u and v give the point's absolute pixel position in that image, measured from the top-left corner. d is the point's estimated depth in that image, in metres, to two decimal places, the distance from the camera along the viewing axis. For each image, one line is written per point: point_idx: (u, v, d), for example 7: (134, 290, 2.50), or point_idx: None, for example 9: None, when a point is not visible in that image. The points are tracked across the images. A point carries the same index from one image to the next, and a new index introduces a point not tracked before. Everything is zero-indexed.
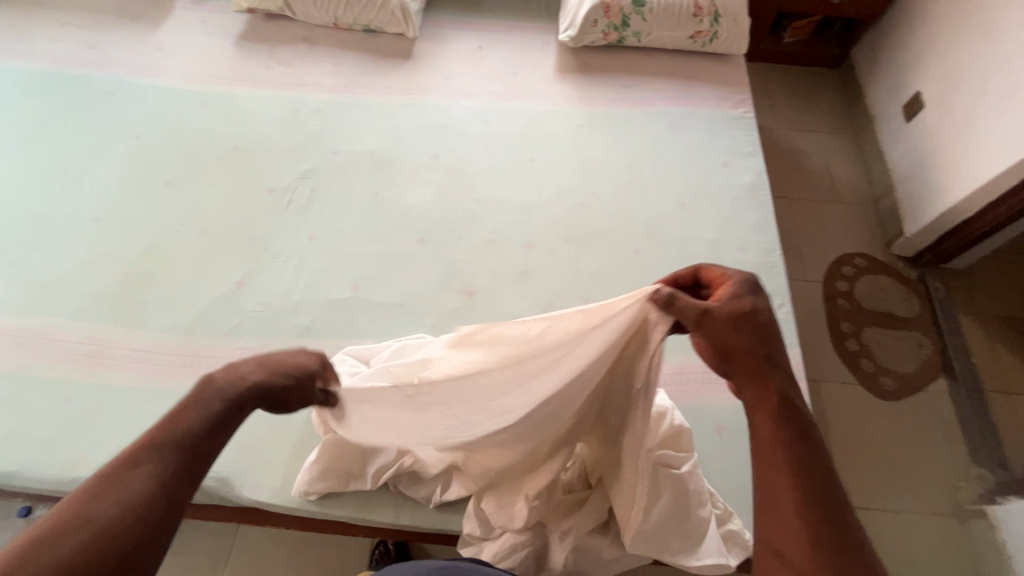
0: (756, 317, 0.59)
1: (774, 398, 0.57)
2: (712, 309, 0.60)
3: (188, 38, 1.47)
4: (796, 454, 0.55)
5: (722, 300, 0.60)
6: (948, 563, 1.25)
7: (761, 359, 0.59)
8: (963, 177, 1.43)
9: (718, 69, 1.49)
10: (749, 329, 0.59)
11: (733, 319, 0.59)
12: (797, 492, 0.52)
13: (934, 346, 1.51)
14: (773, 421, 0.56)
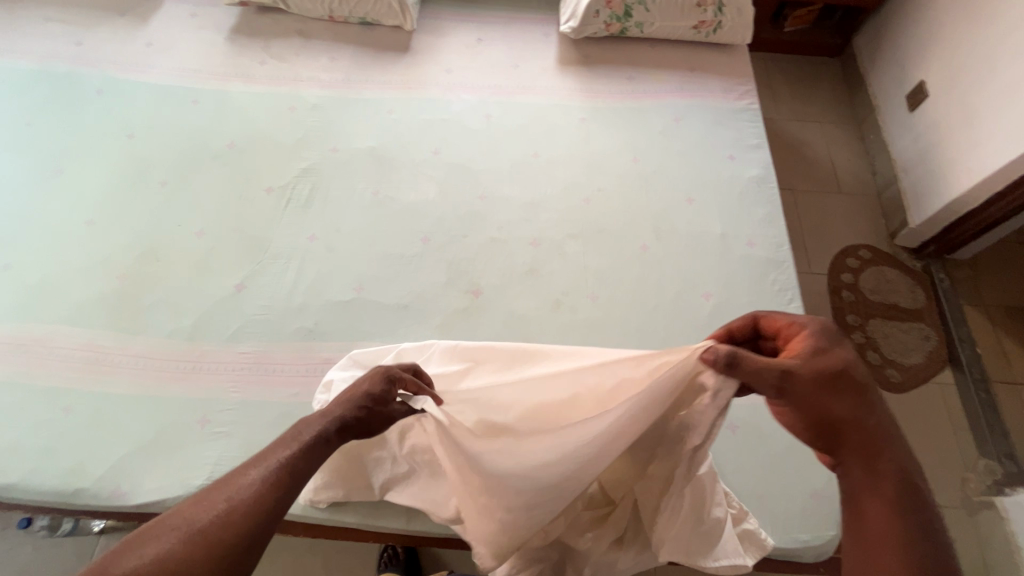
0: (841, 372, 0.61)
1: (873, 456, 0.60)
2: (796, 368, 0.60)
3: (179, 33, 1.42)
4: (904, 517, 0.56)
5: (804, 358, 0.61)
6: (958, 555, 1.25)
7: (857, 415, 0.61)
8: (969, 167, 1.42)
9: (722, 59, 1.47)
10: (835, 386, 0.60)
11: (819, 379, 0.60)
12: (905, 551, 0.54)
13: (939, 337, 1.51)
14: (878, 481, 0.58)
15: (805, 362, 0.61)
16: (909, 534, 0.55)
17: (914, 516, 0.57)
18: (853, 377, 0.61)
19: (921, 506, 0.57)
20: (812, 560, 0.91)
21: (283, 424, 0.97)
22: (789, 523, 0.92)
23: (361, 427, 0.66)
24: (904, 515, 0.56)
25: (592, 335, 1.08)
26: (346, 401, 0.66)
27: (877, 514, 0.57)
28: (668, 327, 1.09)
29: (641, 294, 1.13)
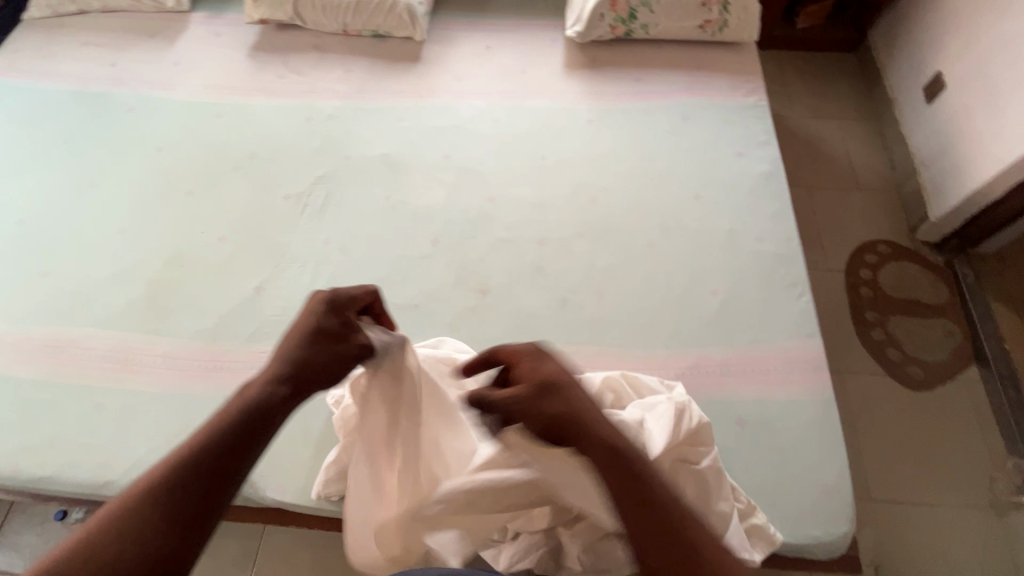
0: (541, 387, 0.68)
1: (603, 463, 0.65)
2: (528, 386, 0.68)
3: (203, 52, 1.50)
4: (633, 493, 0.63)
5: (526, 381, 0.69)
6: (986, 557, 1.21)
7: (587, 434, 0.66)
8: (989, 158, 1.38)
9: (729, 57, 1.47)
10: (547, 398, 0.68)
11: (532, 391, 0.68)
12: (652, 551, 0.60)
13: (964, 333, 1.46)
14: (632, 490, 0.63)
15: (529, 383, 0.69)
16: (642, 503, 0.62)
17: (642, 486, 0.63)
18: (572, 383, 0.69)
19: (651, 475, 0.64)
20: (825, 557, 0.90)
21: (298, 420, 1.01)
22: (800, 518, 0.91)
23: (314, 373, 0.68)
24: (636, 489, 0.63)
25: (599, 331, 1.09)
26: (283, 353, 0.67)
27: (620, 489, 0.63)
28: (675, 323, 1.10)
29: (647, 291, 1.13)
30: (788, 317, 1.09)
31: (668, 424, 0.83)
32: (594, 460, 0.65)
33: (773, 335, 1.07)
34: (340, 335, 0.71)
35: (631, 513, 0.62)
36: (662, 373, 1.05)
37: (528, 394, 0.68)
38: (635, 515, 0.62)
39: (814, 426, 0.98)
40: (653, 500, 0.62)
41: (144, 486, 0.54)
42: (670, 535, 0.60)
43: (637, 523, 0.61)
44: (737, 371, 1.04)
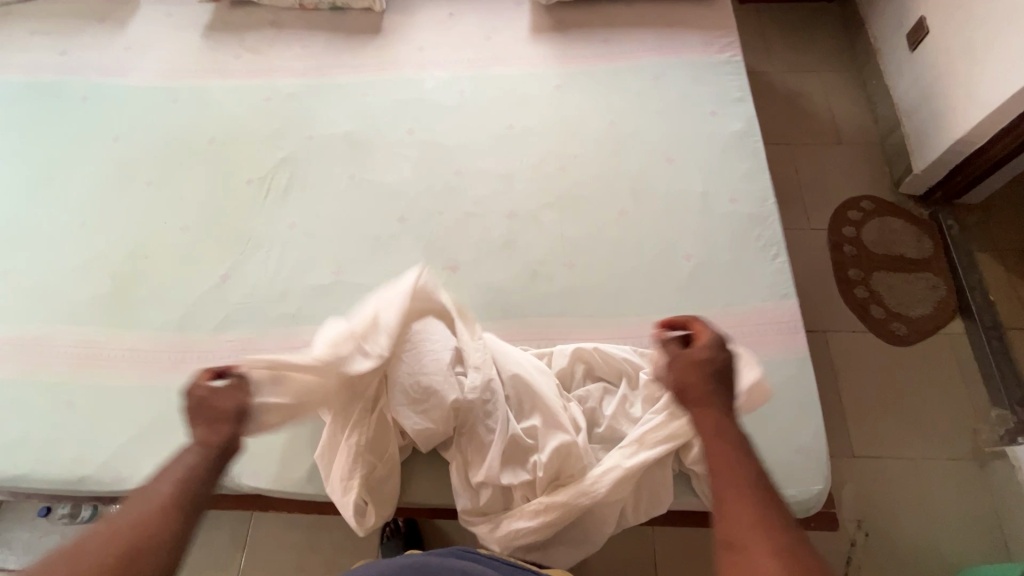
0: (718, 352, 0.71)
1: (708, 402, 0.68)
2: (687, 352, 0.71)
3: (155, 34, 1.45)
4: (715, 448, 0.64)
5: (694, 349, 0.71)
6: (966, 507, 1.22)
7: (723, 372, 0.70)
8: (973, 104, 1.33)
9: (701, 12, 1.42)
10: (700, 367, 0.70)
11: (696, 360, 0.70)
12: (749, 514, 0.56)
13: (948, 286, 1.44)
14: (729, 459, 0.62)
15: (693, 347, 0.72)
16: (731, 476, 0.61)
17: (729, 445, 0.63)
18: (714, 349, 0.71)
19: (743, 441, 0.64)
20: (800, 515, 0.90)
21: None
22: (773, 480, 0.91)
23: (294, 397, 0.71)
24: (717, 449, 0.63)
25: (571, 303, 1.07)
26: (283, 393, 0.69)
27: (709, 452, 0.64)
28: (647, 290, 1.08)
29: (618, 260, 1.11)
30: (762, 278, 1.07)
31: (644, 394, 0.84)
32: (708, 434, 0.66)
33: (747, 297, 1.05)
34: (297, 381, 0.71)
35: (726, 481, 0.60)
36: (635, 341, 1.03)
37: (681, 356, 0.72)
38: (716, 473, 0.62)
39: (789, 388, 0.97)
40: (733, 462, 0.62)
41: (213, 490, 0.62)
42: (750, 492, 0.59)
43: (716, 488, 0.60)
44: None
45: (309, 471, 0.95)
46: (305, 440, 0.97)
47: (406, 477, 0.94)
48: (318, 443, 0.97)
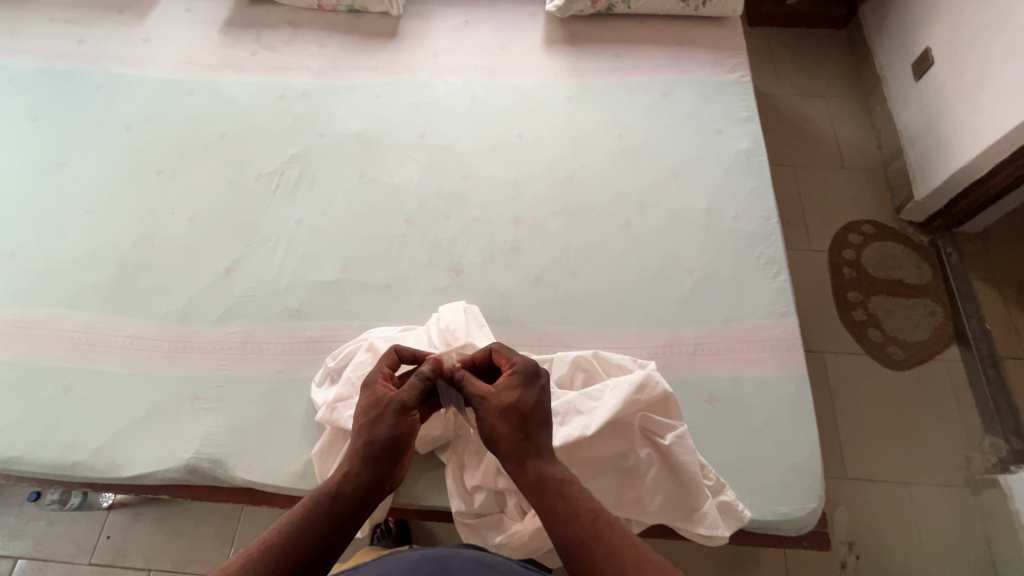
0: (523, 393, 0.75)
1: (512, 442, 0.73)
2: (489, 399, 0.76)
3: (174, 28, 1.46)
4: (549, 507, 0.69)
5: (498, 392, 0.76)
6: (958, 536, 1.22)
7: (524, 420, 0.74)
8: (975, 135, 1.35)
9: (712, 32, 1.44)
10: (511, 412, 0.74)
11: (503, 405, 0.75)
12: (577, 535, 0.66)
13: (946, 313, 1.45)
14: (544, 498, 0.70)
15: (500, 387, 0.76)
16: (555, 511, 0.68)
17: (558, 501, 0.69)
18: (536, 410, 0.75)
19: (566, 490, 0.70)
20: (792, 532, 0.90)
21: (269, 400, 1.00)
22: (769, 495, 0.91)
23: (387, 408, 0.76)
24: (551, 507, 0.69)
25: (574, 310, 1.08)
26: (391, 407, 0.75)
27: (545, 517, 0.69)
28: (649, 302, 1.08)
29: (622, 270, 1.12)
30: (764, 295, 1.08)
31: (627, 390, 0.86)
32: (526, 476, 0.71)
33: (747, 314, 1.06)
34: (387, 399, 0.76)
35: (552, 510, 0.69)
36: (636, 352, 1.04)
37: (491, 399, 0.76)
38: (559, 535, 0.67)
39: (787, 405, 0.98)
40: (564, 522, 0.67)
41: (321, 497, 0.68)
42: (588, 541, 0.65)
43: (562, 551, 0.66)
44: (710, 349, 1.03)
45: (304, 468, 0.94)
46: (301, 436, 0.97)
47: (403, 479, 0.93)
48: (314, 440, 0.97)
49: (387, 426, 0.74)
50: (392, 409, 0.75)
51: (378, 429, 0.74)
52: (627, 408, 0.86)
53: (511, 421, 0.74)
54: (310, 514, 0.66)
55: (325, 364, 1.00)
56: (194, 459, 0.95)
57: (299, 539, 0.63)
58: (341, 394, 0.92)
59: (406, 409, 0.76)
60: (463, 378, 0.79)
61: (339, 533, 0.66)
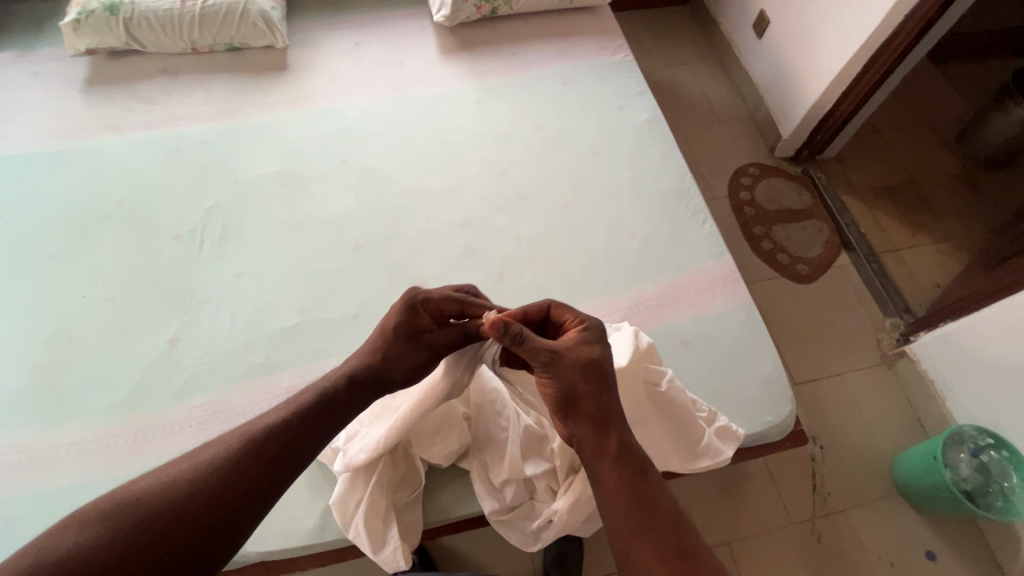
0: (600, 350, 0.74)
1: (594, 406, 0.71)
2: (566, 356, 0.72)
3: (24, 97, 1.29)
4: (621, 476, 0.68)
5: (577, 349, 0.73)
6: (889, 407, 1.44)
7: (602, 380, 0.73)
8: (819, 75, 1.61)
9: (590, 21, 1.57)
10: (590, 367, 0.72)
11: (580, 360, 0.72)
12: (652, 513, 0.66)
13: (830, 228, 1.71)
14: (618, 480, 0.68)
15: (575, 344, 0.74)
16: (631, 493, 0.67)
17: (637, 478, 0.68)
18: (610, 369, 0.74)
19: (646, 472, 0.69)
20: (779, 436, 1.03)
21: None
22: (753, 411, 1.02)
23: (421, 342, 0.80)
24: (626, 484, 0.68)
25: (543, 294, 1.13)
26: (426, 343, 0.80)
27: (609, 494, 0.68)
28: (606, 271, 1.16)
29: (575, 248, 1.19)
30: (700, 241, 1.21)
31: (629, 343, 0.93)
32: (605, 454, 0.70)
33: (691, 261, 1.18)
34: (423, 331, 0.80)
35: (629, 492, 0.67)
36: (608, 318, 1.11)
37: (564, 353, 0.72)
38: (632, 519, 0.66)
39: (745, 330, 1.10)
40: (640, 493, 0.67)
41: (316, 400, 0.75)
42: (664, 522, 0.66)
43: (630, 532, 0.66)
44: (670, 299, 1.13)
45: (321, 519, 0.90)
46: (308, 489, 0.92)
47: (426, 499, 0.93)
48: (324, 488, 0.92)
49: (411, 359, 0.79)
50: (426, 344, 0.80)
51: (403, 358, 0.79)
52: (635, 360, 0.91)
53: (592, 380, 0.72)
54: (305, 412, 0.73)
55: None
56: None
57: (287, 434, 0.71)
58: (352, 430, 0.89)
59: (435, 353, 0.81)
60: (524, 336, 0.71)
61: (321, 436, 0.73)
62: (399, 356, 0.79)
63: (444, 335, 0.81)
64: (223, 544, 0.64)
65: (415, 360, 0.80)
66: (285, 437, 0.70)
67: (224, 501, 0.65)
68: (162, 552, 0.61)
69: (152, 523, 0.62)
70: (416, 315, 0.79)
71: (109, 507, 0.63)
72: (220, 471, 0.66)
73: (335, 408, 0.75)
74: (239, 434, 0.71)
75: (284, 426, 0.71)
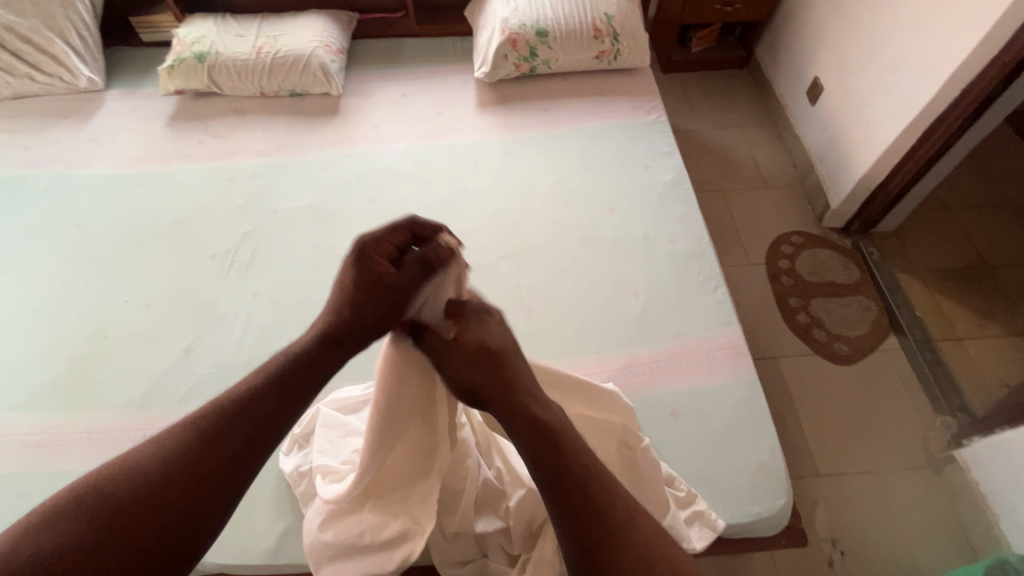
0: (485, 337, 0.65)
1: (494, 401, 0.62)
2: (454, 355, 0.65)
3: (121, 127, 1.52)
4: (561, 480, 0.56)
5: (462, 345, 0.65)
6: (929, 518, 1.26)
7: (496, 374, 0.62)
8: (871, 145, 1.52)
9: (628, 82, 1.60)
10: (481, 361, 0.63)
11: (467, 358, 0.64)
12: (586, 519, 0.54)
13: (880, 307, 1.57)
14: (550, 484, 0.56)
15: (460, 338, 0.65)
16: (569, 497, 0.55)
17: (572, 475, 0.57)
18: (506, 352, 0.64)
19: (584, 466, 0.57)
20: (768, 531, 0.94)
21: None
22: (739, 500, 0.94)
23: (381, 286, 0.67)
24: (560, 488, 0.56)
25: (535, 345, 1.12)
26: (382, 288, 0.67)
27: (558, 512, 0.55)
28: (603, 328, 1.14)
29: (575, 302, 1.18)
30: (708, 308, 1.16)
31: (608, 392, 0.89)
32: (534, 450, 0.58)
33: (695, 328, 1.13)
34: (380, 275, 0.67)
35: (565, 496, 0.56)
36: (597, 377, 1.08)
37: (452, 350, 0.65)
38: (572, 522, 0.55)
39: (743, 408, 1.03)
40: (583, 503, 0.55)
41: (292, 357, 0.64)
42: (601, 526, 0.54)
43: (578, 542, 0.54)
44: (666, 365, 1.08)
45: (278, 541, 0.92)
46: (273, 509, 0.95)
47: None
48: (288, 511, 0.95)
49: (375, 307, 0.66)
50: (386, 292, 0.67)
51: (364, 309, 0.66)
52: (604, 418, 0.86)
53: (482, 374, 0.62)
54: (280, 372, 0.62)
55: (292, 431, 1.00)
56: None
57: (260, 397, 0.60)
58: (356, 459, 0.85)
59: (398, 300, 0.67)
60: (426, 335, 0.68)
61: (300, 395, 0.62)
62: (369, 304, 0.66)
63: (404, 276, 0.67)
64: (199, 528, 0.54)
65: (380, 308, 0.67)
66: (258, 399, 0.60)
67: (200, 482, 0.55)
68: (130, 545, 0.51)
69: (110, 511, 0.52)
70: (365, 261, 0.68)
71: (67, 501, 0.52)
72: (183, 445, 0.56)
73: (312, 367, 0.63)
74: (213, 402, 0.60)
75: (259, 388, 0.61)
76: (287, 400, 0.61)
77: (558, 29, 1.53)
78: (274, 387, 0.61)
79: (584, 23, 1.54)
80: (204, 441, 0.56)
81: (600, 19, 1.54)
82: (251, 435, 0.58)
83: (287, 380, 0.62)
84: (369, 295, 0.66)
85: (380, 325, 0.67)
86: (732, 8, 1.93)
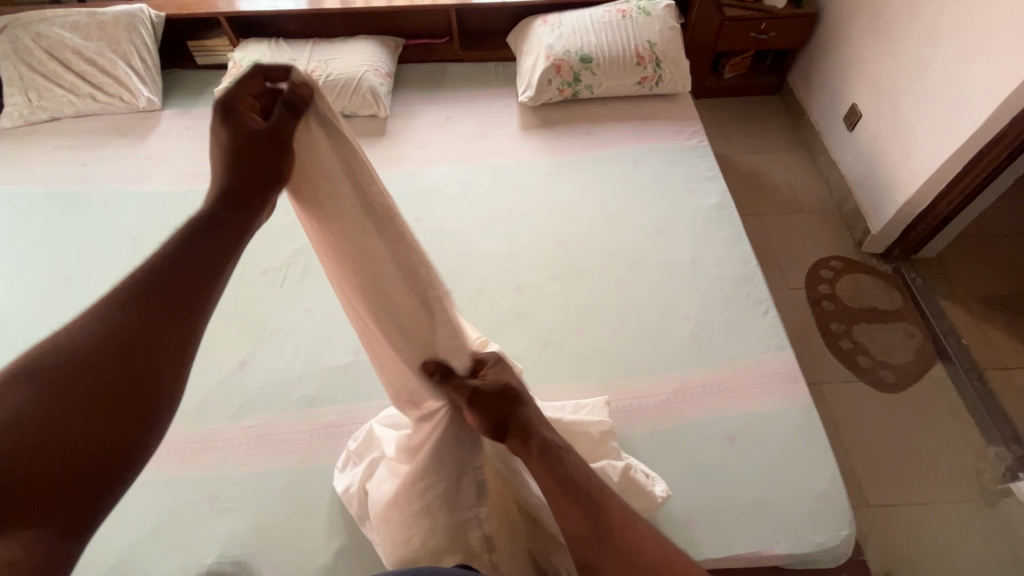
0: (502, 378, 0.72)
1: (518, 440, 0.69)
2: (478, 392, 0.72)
3: (175, 145, 1.57)
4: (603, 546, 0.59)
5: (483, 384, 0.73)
6: (988, 553, 1.22)
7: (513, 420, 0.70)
8: (914, 171, 1.52)
9: (668, 107, 1.63)
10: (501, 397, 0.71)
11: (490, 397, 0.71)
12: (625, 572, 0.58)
13: (924, 334, 1.55)
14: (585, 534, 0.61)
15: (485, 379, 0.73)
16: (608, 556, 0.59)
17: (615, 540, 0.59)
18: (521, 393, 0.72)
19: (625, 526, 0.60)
20: (832, 562, 0.92)
21: (292, 493, 0.99)
22: (801, 528, 0.92)
23: (265, 139, 0.60)
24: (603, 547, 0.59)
25: (585, 366, 1.12)
26: (263, 138, 0.60)
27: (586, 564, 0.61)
28: (653, 351, 1.14)
29: (624, 323, 1.18)
30: (759, 332, 1.15)
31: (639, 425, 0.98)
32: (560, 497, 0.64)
33: (746, 352, 1.12)
34: (249, 119, 0.60)
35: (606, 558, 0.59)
36: (648, 399, 1.07)
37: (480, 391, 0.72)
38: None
39: (800, 434, 1.01)
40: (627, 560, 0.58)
41: (193, 222, 0.58)
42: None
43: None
44: (718, 389, 1.08)
45: (333, 558, 0.92)
46: (328, 524, 0.95)
47: None
48: (343, 528, 0.95)
49: (261, 159, 0.60)
50: (266, 142, 0.60)
51: (248, 166, 0.60)
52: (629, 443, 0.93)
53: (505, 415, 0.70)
54: (182, 241, 0.57)
55: (348, 447, 1.00)
56: (217, 564, 0.91)
57: (168, 269, 0.55)
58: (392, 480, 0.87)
59: (279, 142, 0.62)
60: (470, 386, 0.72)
61: (218, 261, 0.58)
62: (251, 154, 0.60)
63: (281, 120, 0.61)
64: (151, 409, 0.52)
65: (266, 157, 0.61)
66: (166, 269, 0.55)
67: (123, 363, 0.51)
68: (73, 438, 0.49)
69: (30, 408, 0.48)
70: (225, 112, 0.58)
71: None
72: (93, 327, 0.52)
73: (219, 230, 0.58)
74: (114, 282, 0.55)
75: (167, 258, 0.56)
76: (202, 266, 0.57)
77: (601, 56, 1.57)
78: (184, 260, 0.56)
79: (626, 50, 1.58)
80: (116, 319, 0.52)
81: (642, 46, 1.58)
82: (168, 307, 0.54)
83: (196, 247, 0.57)
84: (251, 146, 0.60)
85: (272, 177, 0.62)
86: (767, 36, 1.95)
